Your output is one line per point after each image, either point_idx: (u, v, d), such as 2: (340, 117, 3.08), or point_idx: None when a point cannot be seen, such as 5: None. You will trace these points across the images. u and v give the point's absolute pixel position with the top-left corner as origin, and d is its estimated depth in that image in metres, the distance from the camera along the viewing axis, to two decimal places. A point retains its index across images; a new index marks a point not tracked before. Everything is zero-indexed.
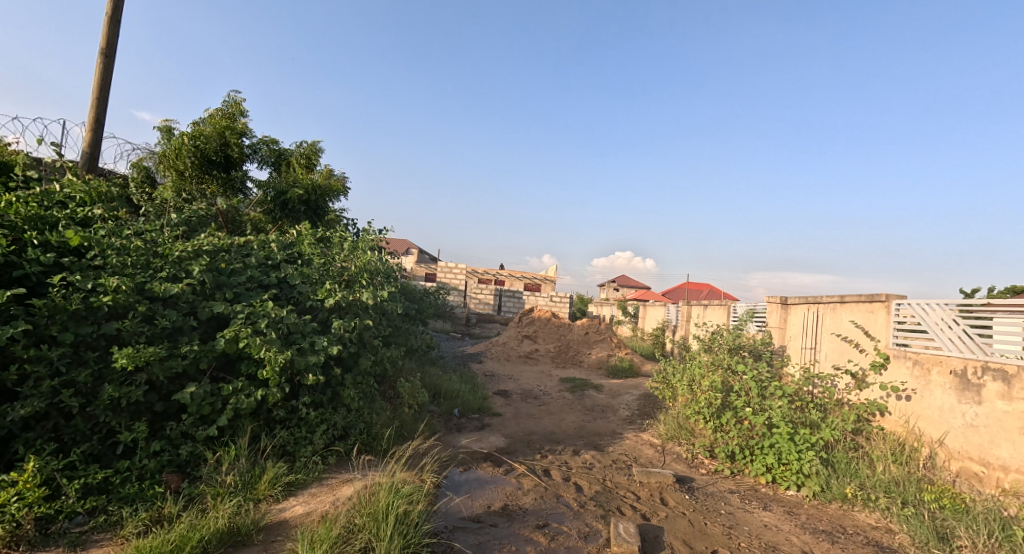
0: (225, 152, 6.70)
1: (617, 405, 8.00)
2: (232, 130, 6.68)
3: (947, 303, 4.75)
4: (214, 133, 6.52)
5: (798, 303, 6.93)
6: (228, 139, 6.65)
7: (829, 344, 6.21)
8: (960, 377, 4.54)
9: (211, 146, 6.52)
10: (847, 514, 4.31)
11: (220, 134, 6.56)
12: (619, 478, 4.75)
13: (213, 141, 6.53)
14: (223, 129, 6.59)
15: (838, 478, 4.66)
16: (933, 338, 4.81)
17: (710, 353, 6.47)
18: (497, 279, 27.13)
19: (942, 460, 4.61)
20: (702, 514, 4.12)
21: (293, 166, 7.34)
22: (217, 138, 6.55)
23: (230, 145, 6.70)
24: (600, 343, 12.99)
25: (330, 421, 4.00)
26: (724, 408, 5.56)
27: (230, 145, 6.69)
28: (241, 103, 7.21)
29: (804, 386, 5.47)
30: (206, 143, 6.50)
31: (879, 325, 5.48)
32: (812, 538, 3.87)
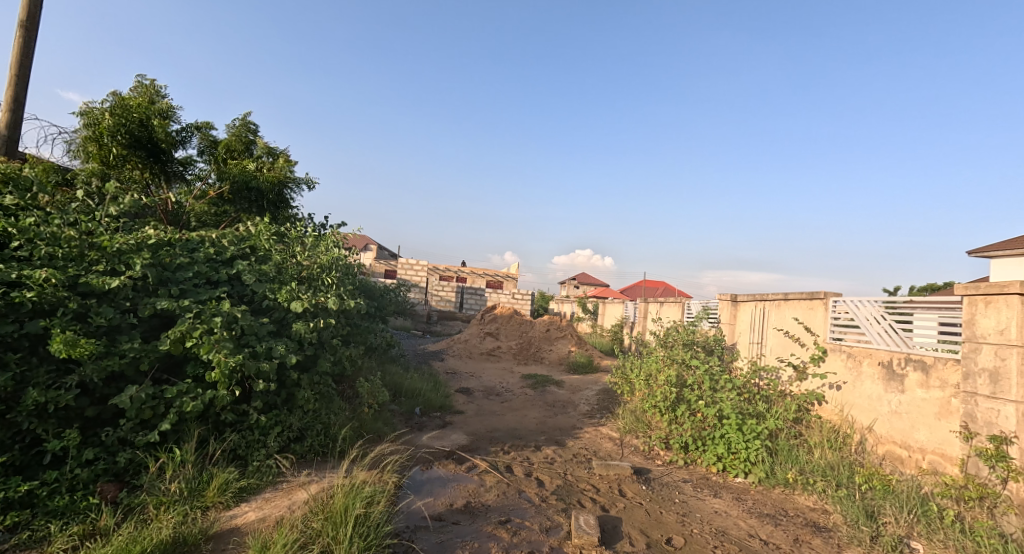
0: (149, 133, 6.34)
1: (578, 400, 8.19)
2: (153, 112, 6.35)
3: (875, 300, 5.16)
4: (136, 112, 6.16)
5: (746, 300, 7.31)
6: (150, 119, 6.28)
7: (774, 339, 6.60)
8: (887, 367, 4.91)
9: (137, 126, 6.17)
10: (789, 497, 4.61)
11: (145, 113, 6.21)
12: (579, 471, 4.88)
13: (141, 122, 6.19)
14: (146, 111, 6.24)
15: (781, 465, 4.98)
16: (864, 332, 5.22)
17: (666, 349, 6.73)
18: (457, 276, 26.93)
19: (871, 444, 5.00)
20: (658, 503, 4.29)
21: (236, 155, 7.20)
22: (139, 117, 6.18)
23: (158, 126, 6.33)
24: (561, 340, 13.15)
25: (285, 423, 3.91)
26: (679, 401, 5.83)
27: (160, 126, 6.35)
28: (156, 85, 6.86)
29: (752, 379, 5.81)
30: (133, 124, 6.15)
31: (818, 321, 5.89)
32: (758, 522, 4.11)
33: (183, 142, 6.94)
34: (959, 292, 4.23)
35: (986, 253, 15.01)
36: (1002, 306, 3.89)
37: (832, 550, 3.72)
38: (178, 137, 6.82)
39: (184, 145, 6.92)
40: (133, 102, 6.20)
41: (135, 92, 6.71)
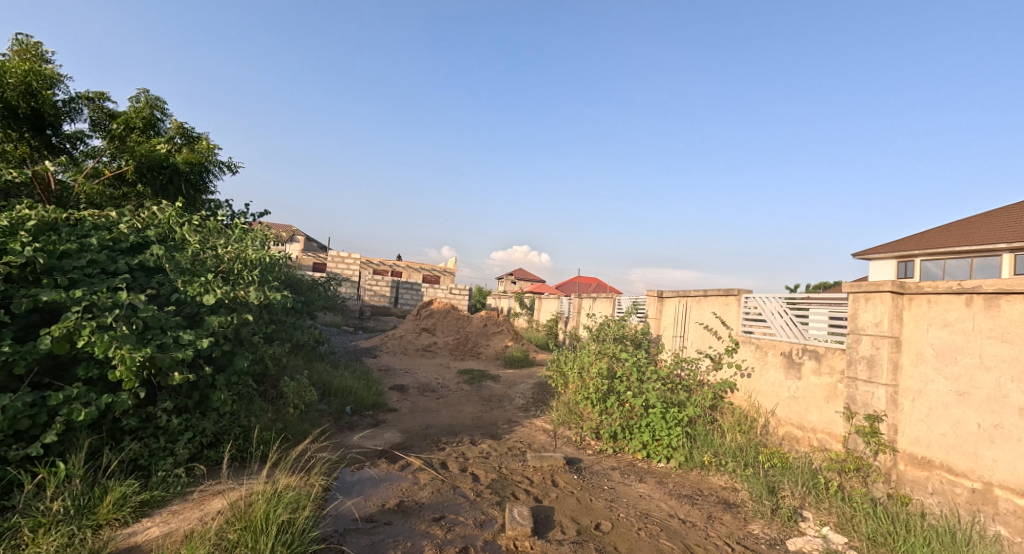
0: (29, 102, 5.69)
1: (513, 393, 8.32)
2: (36, 79, 5.69)
3: (778, 296, 5.70)
4: (14, 76, 5.47)
5: (670, 296, 7.77)
6: (31, 87, 5.65)
7: (694, 332, 7.08)
8: (787, 357, 5.43)
9: (14, 94, 5.49)
10: (704, 478, 4.99)
11: (24, 80, 5.55)
12: (514, 464, 4.99)
13: (19, 89, 5.53)
14: (27, 76, 5.57)
15: (698, 448, 5.37)
16: (770, 325, 5.74)
17: (598, 343, 7.00)
18: (393, 271, 26.26)
19: (773, 426, 5.51)
20: (588, 491, 4.48)
21: (139, 132, 6.58)
22: (17, 82, 5.51)
23: (38, 95, 5.73)
24: (498, 335, 13.26)
25: (197, 428, 3.68)
26: (609, 392, 6.12)
27: (42, 96, 5.73)
28: (40, 47, 6.14)
29: (675, 369, 6.20)
30: (10, 90, 5.47)
31: (732, 315, 6.40)
32: (678, 503, 4.42)
33: (72, 114, 6.25)
34: (846, 289, 4.75)
35: (870, 256, 16.96)
36: (878, 302, 4.42)
37: (740, 524, 4.08)
38: (66, 109, 6.15)
39: (72, 118, 6.25)
40: (10, 64, 5.48)
41: (11, 53, 5.95)
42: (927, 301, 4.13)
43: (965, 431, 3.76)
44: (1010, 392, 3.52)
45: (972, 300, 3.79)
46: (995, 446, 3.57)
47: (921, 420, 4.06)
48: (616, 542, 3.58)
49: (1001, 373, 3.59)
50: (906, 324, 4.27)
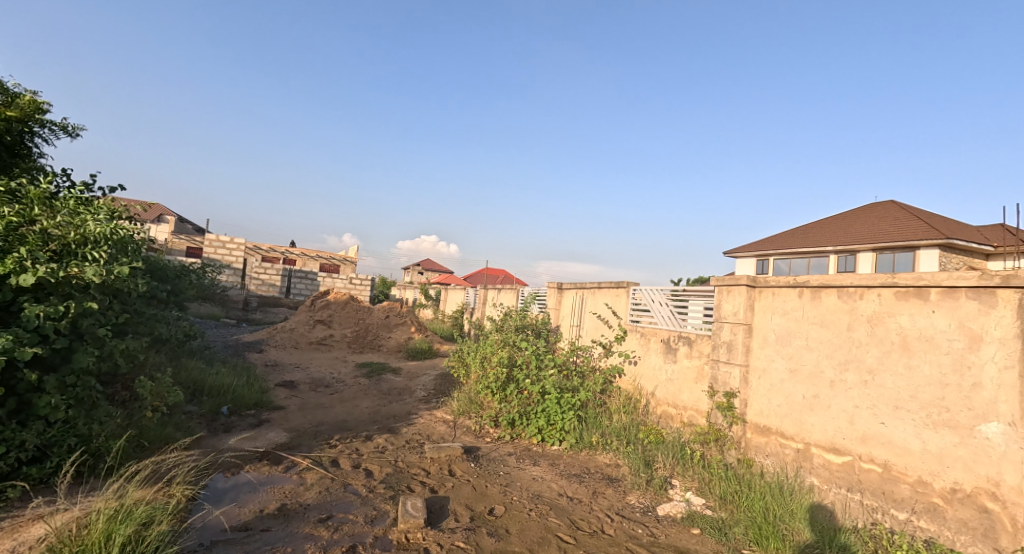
0: None
1: (414, 386, 8.14)
2: None
3: (662, 289, 6.17)
4: None
5: (568, 287, 8.09)
6: None
7: (588, 322, 7.46)
8: (666, 343, 5.94)
9: None
10: (592, 457, 5.30)
11: None
12: (410, 456, 4.87)
13: None
14: None
15: (587, 430, 5.69)
16: (654, 315, 6.25)
17: (501, 333, 7.07)
18: (285, 259, 24.33)
19: (652, 406, 5.99)
20: (484, 478, 4.52)
21: None
22: None
23: None
24: (400, 326, 12.88)
25: (13, 442, 3.07)
26: (508, 381, 6.22)
27: None
28: None
29: (570, 357, 6.50)
30: None
31: (621, 306, 6.84)
32: (567, 482, 4.64)
33: None
34: (713, 282, 5.29)
35: (738, 255, 19.14)
36: (736, 293, 5.00)
37: (620, 497, 4.41)
38: None
39: None
40: None
41: None
42: (772, 293, 4.75)
43: (794, 401, 4.40)
44: (826, 367, 4.19)
45: (803, 292, 4.46)
46: (814, 413, 4.23)
47: (764, 394, 4.68)
48: (507, 524, 3.64)
49: (819, 352, 4.26)
50: (756, 312, 4.88)
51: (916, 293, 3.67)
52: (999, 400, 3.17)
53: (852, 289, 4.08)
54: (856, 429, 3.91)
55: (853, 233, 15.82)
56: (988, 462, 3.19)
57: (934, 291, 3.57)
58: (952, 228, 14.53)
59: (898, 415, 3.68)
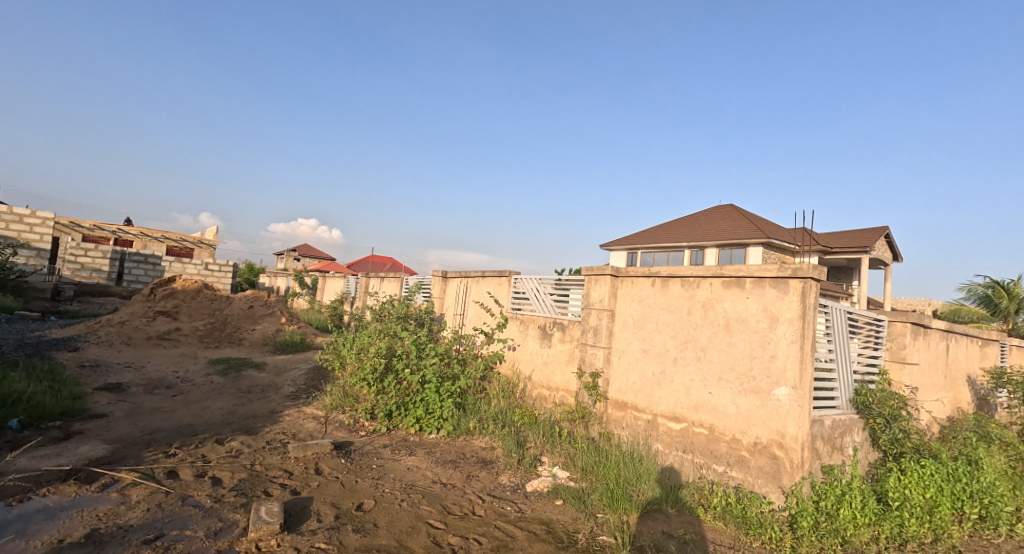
0: None
1: (280, 382, 7.53)
2: None
3: (544, 279, 6.45)
4: None
5: (453, 276, 8.07)
6: None
7: (472, 310, 7.55)
8: (542, 329, 6.27)
9: None
10: (468, 442, 5.43)
11: None
12: (271, 458, 4.53)
13: None
14: None
15: (466, 416, 5.80)
16: (534, 303, 6.52)
17: (380, 322, 6.79)
18: (119, 240, 20.70)
19: (529, 389, 6.32)
20: (354, 473, 4.37)
21: None
22: None
23: None
24: (266, 318, 11.77)
25: None
26: (387, 371, 5.97)
27: None
28: None
29: (452, 345, 6.52)
30: None
31: (503, 294, 7.04)
32: (443, 469, 4.69)
33: None
34: (584, 272, 5.69)
35: (611, 247, 20.66)
36: (603, 282, 5.44)
37: (493, 478, 4.58)
38: None
39: None
40: None
41: None
42: (631, 282, 5.26)
43: (645, 377, 4.95)
44: (671, 346, 4.78)
45: (656, 282, 5.01)
46: (661, 387, 4.80)
47: (623, 372, 5.18)
48: (376, 518, 3.57)
49: (666, 334, 4.83)
50: (618, 299, 5.36)
51: (736, 282, 4.36)
52: (787, 368, 3.94)
53: (692, 278, 4.69)
54: (691, 398, 4.54)
55: (703, 231, 18.09)
56: (778, 418, 3.95)
57: (748, 281, 4.27)
58: (775, 230, 17.36)
59: (721, 385, 4.35)
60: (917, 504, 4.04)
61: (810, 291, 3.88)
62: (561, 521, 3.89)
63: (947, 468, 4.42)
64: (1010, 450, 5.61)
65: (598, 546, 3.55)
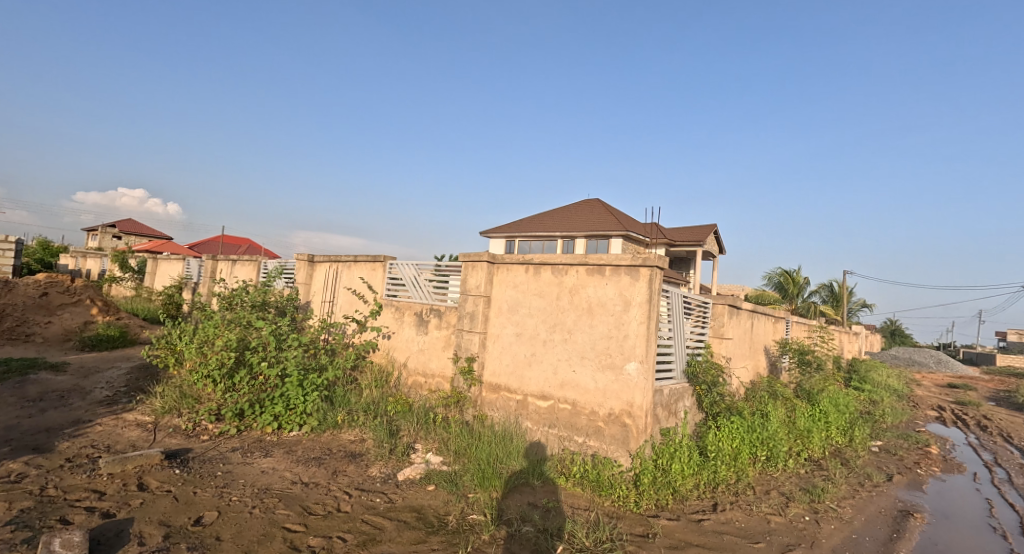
0: None
1: (90, 385, 6.31)
2: None
3: (421, 265, 6.27)
4: None
5: (320, 260, 7.45)
6: None
7: (342, 297, 7.08)
8: (418, 316, 6.12)
9: None
10: (335, 437, 5.13)
11: None
12: (73, 478, 3.78)
13: None
14: None
15: (333, 409, 5.47)
16: (410, 290, 6.33)
17: (231, 311, 5.96)
18: None
19: (404, 377, 6.15)
20: (192, 484, 3.85)
21: None
22: None
23: None
24: (67, 309, 9.71)
25: None
26: (238, 366, 5.35)
27: None
28: None
29: (319, 334, 6.03)
30: None
31: (377, 280, 6.71)
32: (304, 467, 4.36)
33: None
34: (461, 258, 5.64)
35: (488, 233, 20.91)
36: (479, 269, 5.45)
37: (361, 471, 4.39)
38: None
39: None
40: None
41: None
42: (506, 269, 5.36)
43: (518, 359, 5.12)
44: (541, 330, 4.99)
45: (529, 269, 5.17)
46: (531, 368, 5.00)
47: (497, 356, 5.29)
48: (220, 531, 3.20)
49: (537, 318, 5.03)
50: (494, 285, 5.44)
51: (598, 269, 4.68)
52: (636, 345, 4.37)
53: (561, 266, 4.93)
54: (558, 377, 4.80)
55: (572, 221, 19.21)
56: (628, 390, 4.37)
57: (608, 268, 4.62)
58: (632, 224, 19.22)
59: (583, 363, 4.67)
60: (726, 452, 4.88)
61: (654, 278, 4.36)
62: (433, 506, 3.87)
63: (747, 423, 5.41)
64: (787, 403, 7.07)
65: (468, 525, 3.61)
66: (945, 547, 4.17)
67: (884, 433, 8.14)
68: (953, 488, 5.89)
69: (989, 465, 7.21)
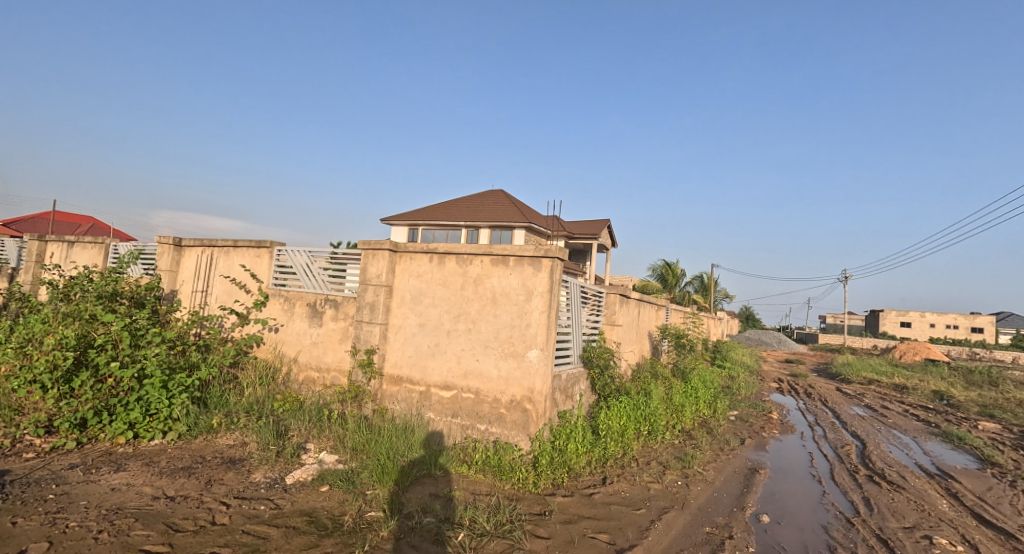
0: None
1: None
2: None
3: (314, 252, 5.78)
4: None
5: (191, 245, 6.57)
6: None
7: (218, 287, 6.32)
8: (312, 307, 5.66)
9: None
10: (209, 443, 4.57)
11: None
12: None
13: None
14: None
15: (207, 412, 4.88)
16: (301, 279, 5.81)
17: (70, 303, 4.97)
18: None
19: (294, 373, 5.66)
20: (10, 513, 3.19)
21: None
22: None
23: None
24: None
25: None
26: (77, 367, 4.56)
27: None
28: None
29: (189, 328, 5.33)
30: None
31: (262, 269, 6.08)
32: (169, 480, 3.82)
33: None
34: (360, 246, 5.28)
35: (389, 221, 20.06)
36: (380, 258, 5.14)
37: (242, 478, 3.95)
38: None
39: None
40: None
41: None
42: (409, 258, 5.12)
43: (421, 350, 4.94)
44: (445, 320, 4.86)
45: (433, 258, 4.99)
46: (434, 358, 4.86)
47: (398, 347, 5.06)
48: None
49: (441, 308, 4.89)
50: (396, 275, 5.16)
51: (503, 259, 4.66)
52: (536, 333, 4.46)
53: (467, 256, 4.83)
54: (461, 367, 4.72)
55: (476, 212, 19.14)
56: (528, 377, 4.44)
57: (511, 258, 4.61)
58: (534, 215, 19.65)
59: (487, 352, 4.65)
60: (614, 428, 5.18)
61: (555, 269, 4.47)
62: (326, 507, 3.60)
63: (631, 402, 5.81)
64: (664, 381, 7.74)
65: (365, 523, 3.41)
66: (781, 496, 4.80)
67: (739, 403, 9.28)
68: (786, 445, 6.84)
69: (812, 424, 8.54)
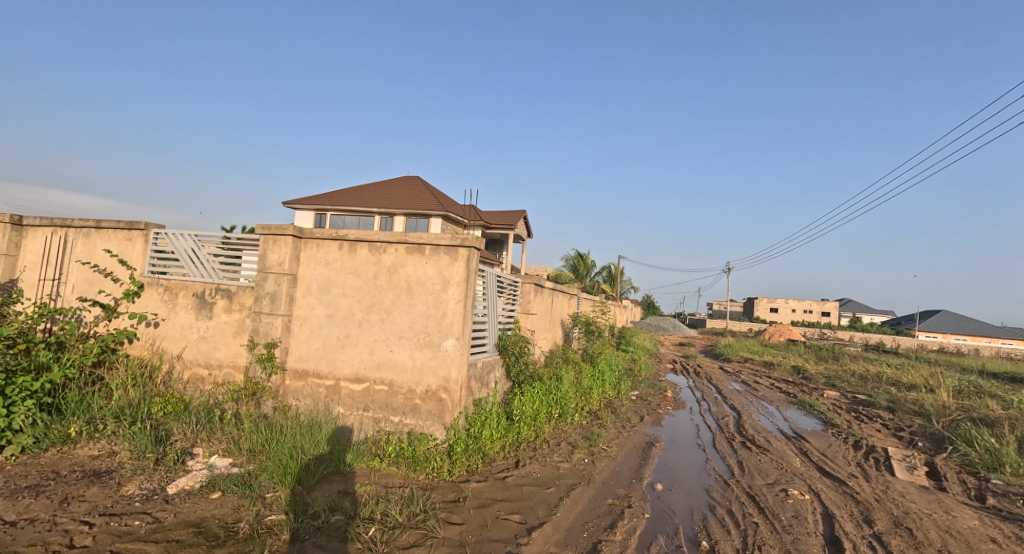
0: None
1: None
2: None
3: (201, 236, 5.18)
4: None
5: (39, 225, 5.58)
6: None
7: (76, 275, 5.44)
8: (200, 297, 5.07)
9: None
10: (65, 456, 3.93)
11: None
12: None
13: None
14: None
15: (62, 420, 4.19)
16: (185, 266, 5.18)
17: None
18: None
19: (178, 372, 5.07)
20: None
21: None
22: None
23: None
24: None
25: None
26: None
27: None
28: None
29: (35, 323, 4.53)
30: None
31: (134, 254, 5.33)
32: (12, 502, 3.22)
33: None
34: (258, 231, 4.79)
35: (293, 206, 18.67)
36: (282, 244, 4.69)
37: (110, 492, 3.44)
38: None
39: None
40: None
41: None
42: (316, 245, 4.73)
43: (329, 342, 4.63)
44: (356, 310, 4.59)
45: (343, 245, 4.67)
46: (344, 351, 4.59)
47: (303, 340, 4.70)
48: None
49: (352, 298, 4.61)
50: (302, 263, 4.75)
51: (418, 248, 4.48)
52: (453, 323, 4.38)
53: (380, 243, 4.58)
54: (374, 358, 4.51)
55: (389, 198, 18.44)
56: (444, 366, 4.36)
57: (428, 247, 4.46)
58: (450, 203, 19.37)
59: (401, 342, 4.47)
60: (527, 413, 5.26)
61: (473, 258, 4.41)
62: (217, 516, 3.25)
63: (544, 387, 5.96)
64: (574, 365, 8.05)
65: (264, 528, 3.13)
66: (671, 465, 5.17)
67: (640, 383, 9.95)
68: (676, 420, 7.40)
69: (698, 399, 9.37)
